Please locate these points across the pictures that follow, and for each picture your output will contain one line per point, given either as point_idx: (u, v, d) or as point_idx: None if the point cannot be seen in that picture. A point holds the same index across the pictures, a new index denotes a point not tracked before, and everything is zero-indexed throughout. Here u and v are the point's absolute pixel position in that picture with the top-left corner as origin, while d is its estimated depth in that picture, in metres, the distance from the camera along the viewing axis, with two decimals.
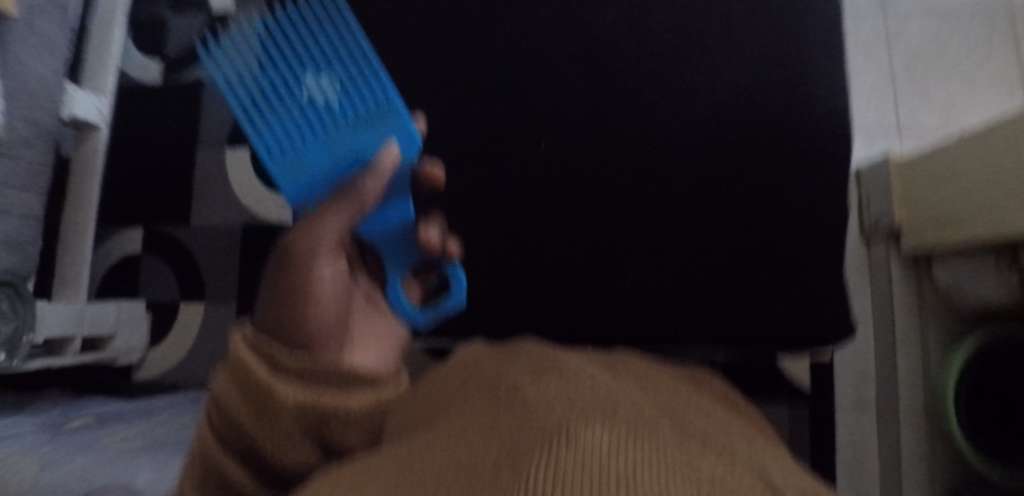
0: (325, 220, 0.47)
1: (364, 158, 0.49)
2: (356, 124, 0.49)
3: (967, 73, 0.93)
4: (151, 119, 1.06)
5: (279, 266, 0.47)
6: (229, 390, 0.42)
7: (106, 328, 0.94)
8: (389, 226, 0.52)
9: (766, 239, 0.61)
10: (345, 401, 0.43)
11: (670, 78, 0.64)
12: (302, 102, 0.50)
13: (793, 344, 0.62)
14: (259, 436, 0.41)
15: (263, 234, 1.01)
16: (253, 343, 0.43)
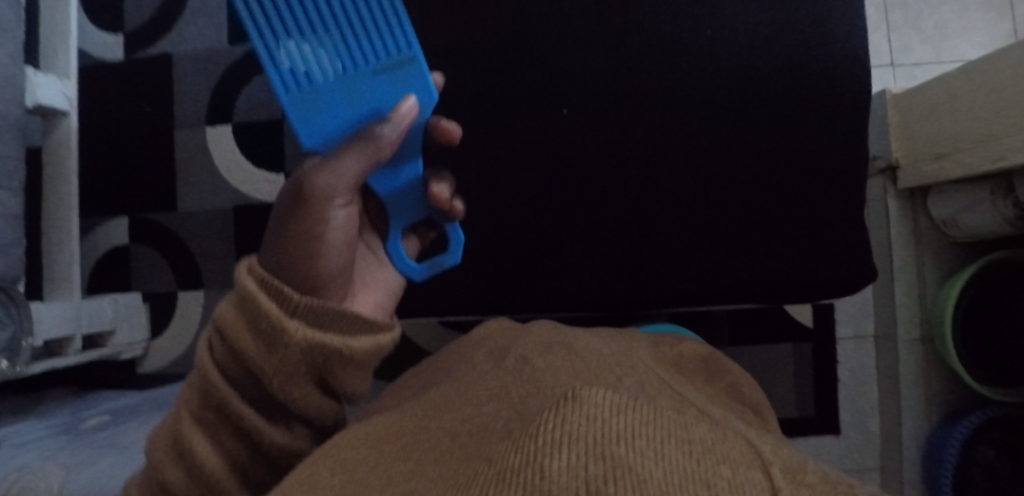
0: (336, 162, 0.46)
1: (379, 111, 0.47)
2: (377, 70, 0.47)
3: (959, 1, 0.92)
4: (121, 100, 1.00)
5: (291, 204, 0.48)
6: (237, 319, 0.43)
7: (105, 324, 0.92)
8: (398, 182, 0.51)
9: (786, 192, 0.62)
10: (348, 344, 0.44)
11: (680, 28, 0.62)
12: (324, 35, 0.46)
13: (817, 293, 0.63)
14: (263, 367, 0.42)
15: (256, 216, 0.98)
16: (261, 276, 0.44)
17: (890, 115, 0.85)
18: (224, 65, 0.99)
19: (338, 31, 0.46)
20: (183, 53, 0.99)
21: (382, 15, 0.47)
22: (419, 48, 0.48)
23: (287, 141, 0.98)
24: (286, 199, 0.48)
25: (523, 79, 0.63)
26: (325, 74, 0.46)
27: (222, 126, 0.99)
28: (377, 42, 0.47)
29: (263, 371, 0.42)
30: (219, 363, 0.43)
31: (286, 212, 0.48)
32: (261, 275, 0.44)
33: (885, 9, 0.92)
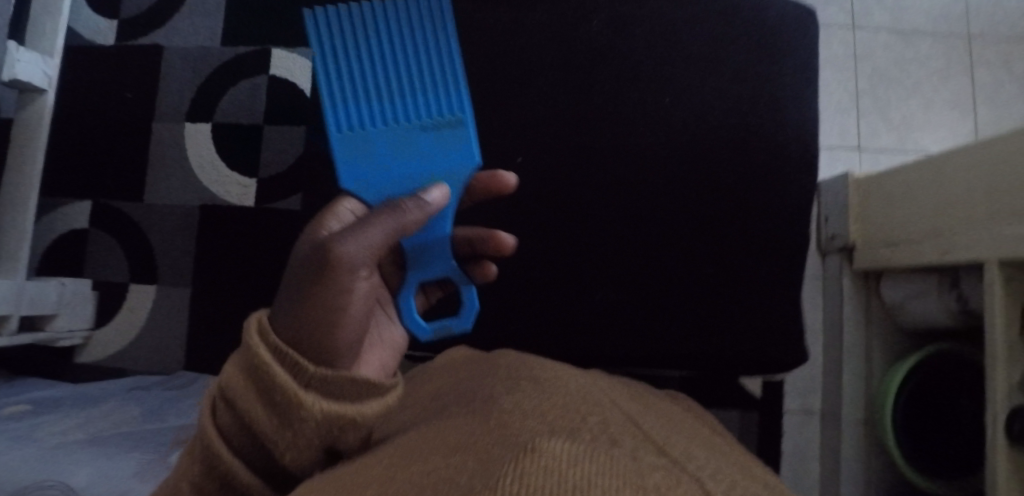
0: (362, 227, 0.38)
1: (420, 168, 0.44)
2: (426, 129, 0.45)
3: (925, 97, 0.97)
4: (104, 85, 1.00)
5: (301, 262, 0.39)
6: (245, 387, 0.35)
7: (47, 307, 0.89)
8: (424, 235, 0.44)
9: (733, 275, 0.63)
10: (365, 411, 0.37)
11: (648, 90, 0.64)
12: (387, 91, 0.46)
13: (756, 369, 0.65)
14: (276, 444, 0.35)
15: (222, 216, 0.97)
16: (272, 344, 0.36)
17: (851, 200, 0.87)
18: (213, 64, 1.00)
19: (399, 84, 0.46)
20: (174, 49, 1.00)
21: (444, 78, 0.47)
22: (471, 110, 0.46)
23: (264, 146, 0.98)
24: (299, 255, 0.40)
25: (493, 122, 0.65)
26: (375, 125, 0.45)
27: (201, 124, 0.99)
28: (433, 100, 0.46)
29: (277, 447, 0.35)
30: (222, 429, 0.36)
31: (296, 271, 0.39)
32: (273, 343, 0.36)
33: (855, 96, 0.96)
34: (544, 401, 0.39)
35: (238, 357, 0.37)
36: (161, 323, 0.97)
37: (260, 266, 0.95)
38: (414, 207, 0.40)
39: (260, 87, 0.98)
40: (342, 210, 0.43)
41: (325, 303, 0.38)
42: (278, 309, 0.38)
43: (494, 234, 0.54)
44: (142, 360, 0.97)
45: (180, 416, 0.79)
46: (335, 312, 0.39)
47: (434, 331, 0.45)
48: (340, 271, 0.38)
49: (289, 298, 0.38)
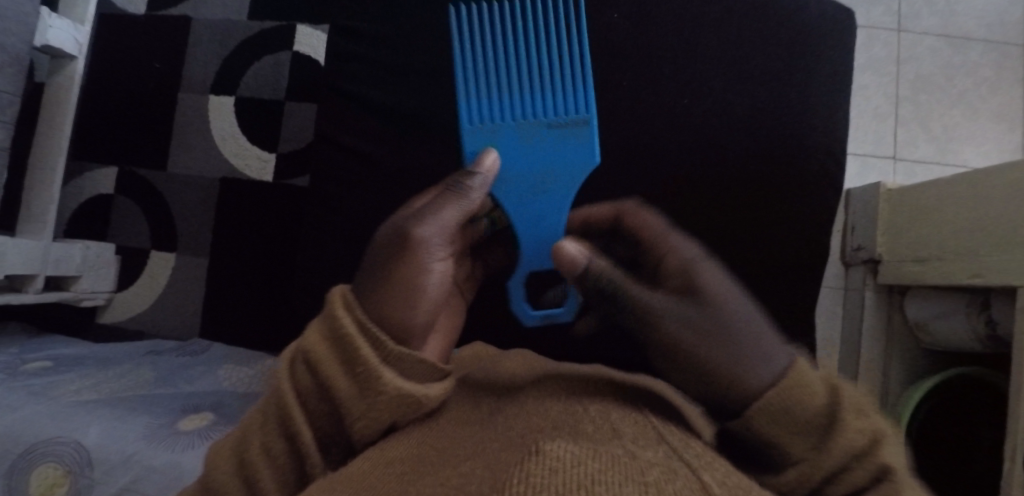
0: (438, 210, 0.43)
1: (542, 159, 0.45)
2: (551, 123, 0.46)
3: (970, 106, 0.92)
4: (134, 54, 1.02)
5: (385, 247, 0.43)
6: (329, 353, 0.38)
7: (72, 269, 0.92)
8: (541, 224, 0.45)
9: (740, 295, 0.61)
10: (427, 394, 0.38)
11: (670, 85, 0.61)
12: (519, 86, 0.47)
13: None
14: (351, 414, 0.37)
15: (242, 189, 0.98)
16: (356, 313, 0.39)
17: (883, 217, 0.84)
18: (239, 37, 1.00)
19: (532, 79, 0.47)
20: (202, 21, 1.01)
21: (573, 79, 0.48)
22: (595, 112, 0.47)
23: (285, 122, 0.98)
24: (383, 236, 0.44)
25: None
26: (506, 114, 0.46)
27: (225, 97, 1.00)
28: (561, 98, 0.47)
29: (352, 416, 0.37)
30: (301, 392, 0.39)
31: (377, 253, 0.43)
32: (357, 313, 0.39)
33: (897, 102, 0.92)
34: (532, 400, 0.38)
35: (322, 324, 0.41)
36: (178, 290, 0.99)
37: (277, 242, 0.96)
38: (477, 187, 0.43)
39: (284, 63, 0.99)
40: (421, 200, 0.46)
41: (402, 280, 0.42)
42: (362, 285, 0.41)
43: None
44: (158, 326, 0.99)
45: (193, 383, 0.77)
46: (412, 289, 0.42)
47: (538, 315, 0.45)
48: (415, 250, 0.42)
49: (372, 272, 0.42)
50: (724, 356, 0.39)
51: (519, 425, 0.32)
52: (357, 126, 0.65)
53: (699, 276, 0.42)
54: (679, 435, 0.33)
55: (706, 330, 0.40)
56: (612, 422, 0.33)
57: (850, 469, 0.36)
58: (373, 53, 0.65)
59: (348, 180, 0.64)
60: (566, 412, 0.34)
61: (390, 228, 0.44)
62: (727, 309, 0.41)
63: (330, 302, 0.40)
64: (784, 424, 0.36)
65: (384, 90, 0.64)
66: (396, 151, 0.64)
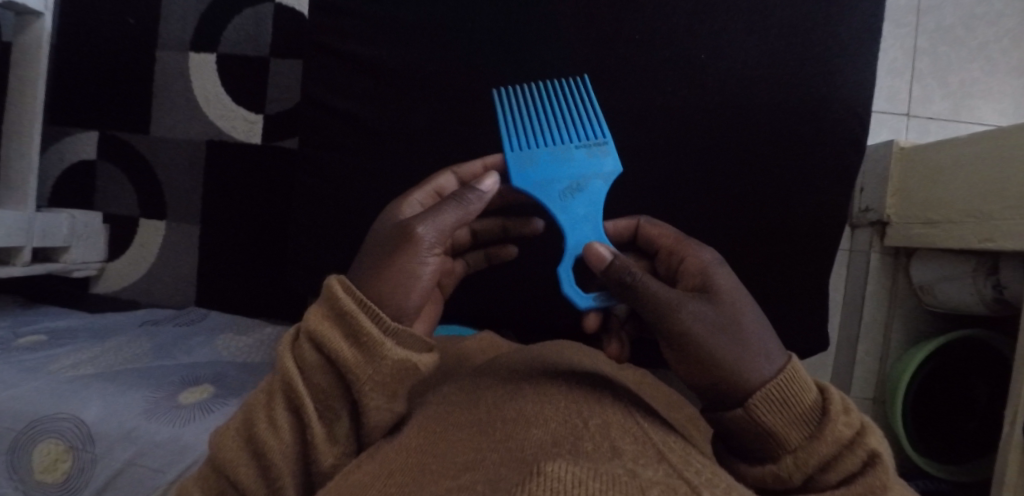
0: (433, 212, 0.44)
1: (573, 173, 0.47)
2: (579, 145, 0.48)
3: (990, 58, 0.88)
4: (107, 8, 0.96)
5: (384, 237, 0.43)
6: (331, 328, 0.38)
7: (59, 239, 0.89)
8: (580, 222, 0.46)
9: (746, 265, 0.59)
10: (422, 359, 0.40)
11: (681, 39, 0.57)
12: (551, 123, 0.49)
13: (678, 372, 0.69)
14: (363, 383, 0.38)
15: (229, 155, 0.94)
16: (354, 292, 0.39)
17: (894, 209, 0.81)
18: None
19: (564, 113, 0.50)
20: None
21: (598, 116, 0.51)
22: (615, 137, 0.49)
23: (270, 81, 0.93)
24: (380, 229, 0.45)
25: (501, 71, 0.58)
26: (540, 143, 0.48)
27: (205, 54, 0.95)
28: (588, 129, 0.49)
29: (358, 380, 0.38)
30: (303, 365, 0.38)
31: (377, 242, 0.43)
32: (355, 294, 0.39)
33: (913, 54, 0.87)
34: (534, 397, 0.37)
35: (319, 307, 0.40)
36: (171, 259, 0.97)
37: (268, 208, 0.94)
38: (475, 199, 0.45)
39: (266, 16, 0.93)
40: (412, 201, 0.49)
41: (399, 272, 0.41)
42: (358, 271, 0.41)
43: (529, 218, 0.62)
44: (152, 295, 0.97)
45: (191, 354, 0.76)
46: (407, 280, 0.41)
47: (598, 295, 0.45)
48: (410, 246, 0.42)
49: (368, 260, 0.42)
50: (727, 348, 0.38)
51: (521, 438, 0.31)
52: (345, 88, 0.60)
53: (713, 281, 0.41)
54: (678, 452, 0.33)
55: (716, 325, 0.39)
56: (613, 438, 0.32)
57: (842, 459, 0.35)
58: (357, 4, 0.60)
59: (338, 147, 0.61)
60: (566, 425, 0.33)
61: (386, 222, 0.46)
62: (740, 307, 0.40)
63: (328, 285, 0.39)
64: (783, 412, 0.36)
65: (371, 47, 0.59)
66: (388, 115, 0.60)
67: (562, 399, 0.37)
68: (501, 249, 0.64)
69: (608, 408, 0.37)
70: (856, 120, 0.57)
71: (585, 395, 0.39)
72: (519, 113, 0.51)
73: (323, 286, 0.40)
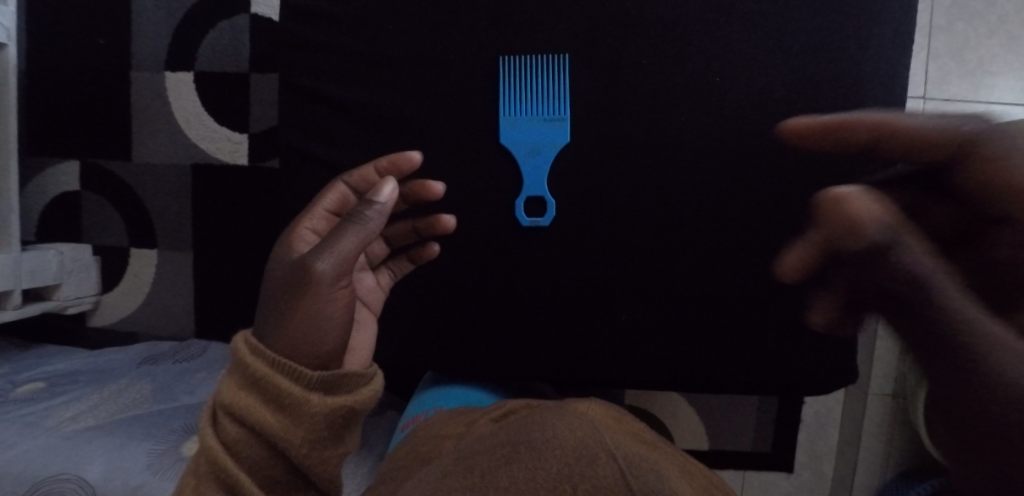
0: (333, 240, 0.41)
1: (547, 116, 0.54)
2: (560, 93, 0.53)
3: (1011, 31, 0.83)
4: (75, 30, 0.91)
5: (279, 281, 0.41)
6: (249, 397, 0.39)
7: (49, 277, 0.86)
8: (541, 159, 0.54)
9: (769, 290, 0.55)
10: (350, 400, 0.41)
11: (688, 50, 0.53)
12: (541, 67, 0.53)
13: (702, 383, 0.57)
14: (296, 445, 0.39)
15: (215, 178, 0.91)
16: (262, 353, 0.39)
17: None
18: (188, 2, 0.89)
19: (551, 73, 0.53)
20: None
21: (573, 77, 0.54)
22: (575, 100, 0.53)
23: (251, 97, 0.89)
24: (275, 270, 0.42)
25: (494, 95, 0.54)
26: (527, 82, 0.53)
27: (181, 73, 0.90)
28: (568, 80, 0.53)
29: (289, 444, 0.38)
30: (229, 443, 0.38)
31: (276, 285, 0.41)
32: (261, 351, 0.39)
33: (929, 33, 0.83)
34: (544, 447, 0.34)
35: (231, 377, 0.40)
36: (165, 288, 0.94)
37: (261, 234, 0.91)
38: (374, 215, 0.42)
39: (242, 29, 0.88)
40: (304, 228, 0.48)
41: (305, 317, 0.40)
42: (259, 325, 0.41)
43: (437, 215, 0.55)
44: (150, 327, 0.95)
45: (194, 394, 0.74)
46: (317, 325, 0.40)
47: (538, 222, 0.54)
48: (311, 290, 0.40)
49: (269, 313, 0.40)
50: None
51: None
52: (321, 118, 0.56)
53: None
54: None
55: None
56: None
57: None
58: (332, 26, 0.55)
59: (321, 183, 0.56)
60: None
61: (278, 261, 0.43)
62: None
63: (235, 347, 0.40)
64: None
65: (350, 73, 0.55)
66: (372, 146, 0.55)
67: (560, 459, 0.33)
68: (422, 251, 0.56)
69: (607, 467, 0.33)
70: None
71: (584, 436, 0.36)
72: (516, 73, 0.53)
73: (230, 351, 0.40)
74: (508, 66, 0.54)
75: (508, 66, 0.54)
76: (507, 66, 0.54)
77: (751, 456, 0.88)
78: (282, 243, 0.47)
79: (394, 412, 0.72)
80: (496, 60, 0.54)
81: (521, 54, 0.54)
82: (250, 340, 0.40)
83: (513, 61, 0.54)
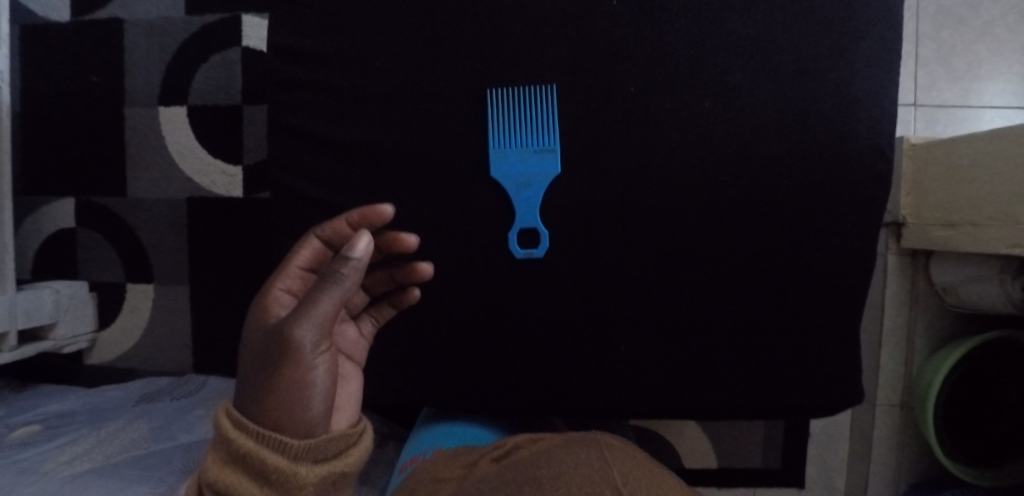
0: (309, 306, 0.40)
1: (536, 149, 0.53)
2: (549, 125, 0.53)
3: (998, 34, 0.83)
4: (68, 68, 0.92)
5: (258, 350, 0.41)
6: (235, 473, 0.39)
7: (45, 316, 0.85)
8: (532, 190, 0.54)
9: (771, 313, 0.55)
10: (337, 465, 0.42)
11: (678, 70, 0.53)
12: (529, 99, 0.53)
13: (706, 411, 0.56)
14: None
15: (210, 211, 0.90)
16: (246, 427, 0.40)
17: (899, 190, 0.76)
18: (180, 36, 0.90)
19: (538, 105, 0.53)
20: (137, 24, 0.91)
21: (561, 106, 0.54)
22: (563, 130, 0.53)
23: (244, 129, 0.89)
24: (253, 339, 0.42)
25: (484, 126, 0.54)
26: (515, 116, 0.53)
27: (175, 107, 0.90)
28: (556, 111, 0.53)
29: None
30: None
31: (255, 356, 0.41)
32: (245, 426, 0.40)
33: (916, 42, 0.83)
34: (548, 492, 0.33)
35: (217, 453, 0.41)
36: (163, 322, 0.93)
37: (258, 265, 0.90)
38: (351, 271, 0.41)
39: (233, 63, 0.88)
40: (279, 289, 0.48)
41: (289, 386, 0.40)
42: (241, 396, 0.41)
43: (414, 264, 0.54)
44: (148, 362, 0.94)
45: (192, 431, 0.73)
46: (300, 393, 0.40)
47: (532, 253, 0.54)
48: (294, 357, 0.40)
49: (250, 384, 0.41)
50: None
51: None
52: (313, 152, 0.56)
53: None
54: None
55: None
56: None
57: None
58: (321, 60, 0.55)
59: (314, 217, 0.56)
60: None
61: (255, 328, 0.44)
62: None
63: (216, 424, 0.40)
64: None
65: (341, 107, 0.55)
66: (363, 178, 0.55)
67: None
68: (403, 296, 0.55)
69: None
70: (872, 138, 0.53)
71: (591, 472, 0.36)
72: (505, 105, 0.53)
73: (214, 427, 0.41)
74: (496, 98, 0.54)
75: (496, 98, 0.54)
76: (495, 99, 0.54)
77: (761, 473, 0.86)
78: (256, 308, 0.46)
79: (395, 444, 0.71)
80: (485, 93, 0.54)
81: (509, 86, 0.54)
82: (233, 414, 0.41)
83: (501, 95, 0.54)
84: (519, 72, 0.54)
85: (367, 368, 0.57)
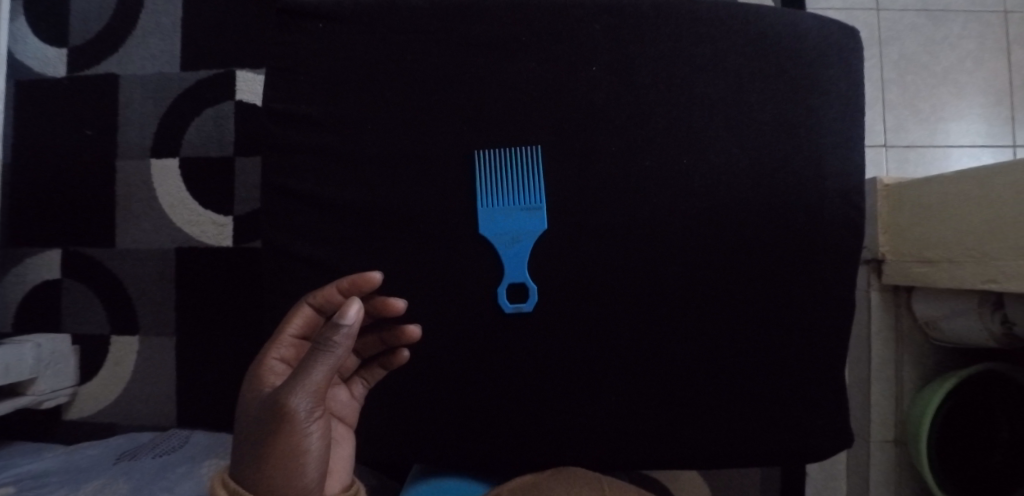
0: (301, 376, 0.41)
1: (523, 207, 0.55)
2: (535, 183, 0.55)
3: (957, 81, 0.88)
4: (62, 122, 0.93)
5: (254, 419, 0.42)
6: None
7: (25, 370, 0.82)
8: (520, 245, 0.55)
9: (758, 356, 0.55)
10: None
11: (657, 120, 0.55)
12: (516, 157, 0.55)
13: (701, 458, 0.55)
14: None
15: (198, 261, 0.90)
16: None
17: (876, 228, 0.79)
18: (175, 91, 0.92)
19: (524, 164, 0.55)
20: (132, 79, 0.93)
21: (545, 164, 0.55)
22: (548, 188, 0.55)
23: (236, 179, 0.90)
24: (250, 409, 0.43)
25: (472, 180, 0.56)
26: (502, 175, 0.55)
27: (167, 159, 0.92)
28: (541, 169, 0.55)
29: None
30: None
31: (252, 426, 0.42)
32: None
33: (880, 88, 0.88)
34: None
35: None
36: (147, 375, 0.91)
37: (245, 315, 0.89)
38: (341, 340, 0.41)
39: (227, 116, 0.91)
40: (272, 359, 0.49)
41: (283, 455, 0.41)
42: (239, 465, 0.42)
43: (403, 327, 0.54)
44: (130, 416, 0.92)
45: (172, 490, 0.69)
46: (294, 462, 0.41)
47: (521, 306, 0.55)
48: (288, 427, 0.41)
49: (248, 454, 0.42)
50: None
51: None
52: (304, 205, 0.57)
53: None
54: None
55: None
56: None
57: None
58: (313, 115, 0.57)
59: (305, 270, 0.56)
60: None
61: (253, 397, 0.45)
62: None
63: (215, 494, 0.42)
64: None
65: (332, 161, 0.56)
66: (354, 231, 0.56)
67: None
68: (392, 358, 0.55)
69: None
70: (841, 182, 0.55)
71: None
72: (492, 163, 0.55)
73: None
74: (484, 156, 0.56)
75: (484, 157, 0.56)
76: (484, 157, 0.56)
77: None
78: (252, 377, 0.49)
79: None
80: (473, 152, 0.56)
81: (495, 140, 0.56)
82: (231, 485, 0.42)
83: (490, 153, 0.56)
84: (506, 126, 0.56)
85: (359, 423, 0.56)
